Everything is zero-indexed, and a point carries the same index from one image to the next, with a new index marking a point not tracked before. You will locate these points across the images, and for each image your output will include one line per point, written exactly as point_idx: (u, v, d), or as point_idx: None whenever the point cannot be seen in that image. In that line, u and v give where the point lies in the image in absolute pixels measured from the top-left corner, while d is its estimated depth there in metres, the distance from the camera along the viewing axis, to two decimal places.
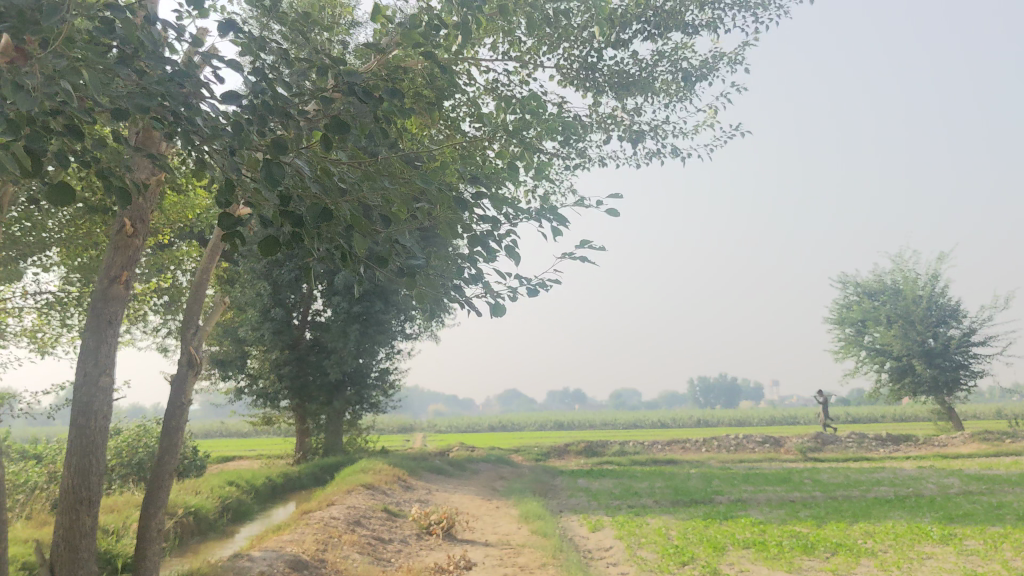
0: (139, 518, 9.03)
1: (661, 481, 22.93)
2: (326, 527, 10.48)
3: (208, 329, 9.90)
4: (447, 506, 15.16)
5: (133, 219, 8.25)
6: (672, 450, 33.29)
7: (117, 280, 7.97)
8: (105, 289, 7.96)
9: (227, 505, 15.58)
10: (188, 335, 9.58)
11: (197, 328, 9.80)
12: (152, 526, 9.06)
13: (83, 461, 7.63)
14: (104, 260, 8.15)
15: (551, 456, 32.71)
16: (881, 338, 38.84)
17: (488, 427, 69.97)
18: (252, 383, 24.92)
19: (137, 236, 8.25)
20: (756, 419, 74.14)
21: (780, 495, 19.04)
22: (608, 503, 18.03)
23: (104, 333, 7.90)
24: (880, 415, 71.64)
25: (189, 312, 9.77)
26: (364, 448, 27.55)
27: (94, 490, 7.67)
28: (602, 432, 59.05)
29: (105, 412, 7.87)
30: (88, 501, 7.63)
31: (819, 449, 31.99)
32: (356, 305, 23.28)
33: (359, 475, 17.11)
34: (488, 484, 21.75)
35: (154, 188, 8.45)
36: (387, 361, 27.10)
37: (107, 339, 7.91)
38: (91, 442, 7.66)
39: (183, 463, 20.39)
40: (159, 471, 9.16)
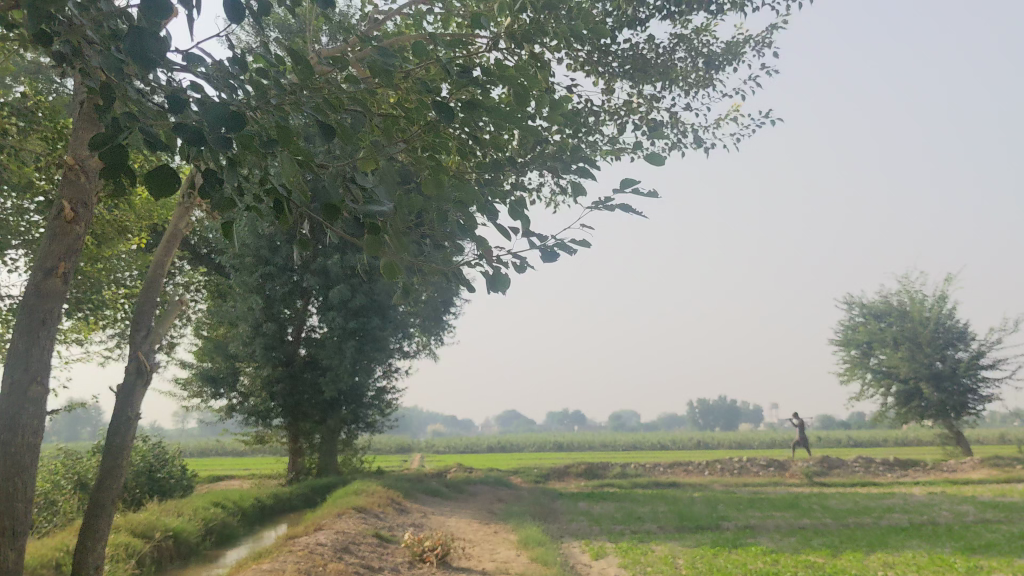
0: (74, 552, 8.13)
1: (664, 506, 22.21)
2: (311, 554, 9.78)
3: (161, 335, 9.21)
4: (442, 531, 14.45)
5: (73, 203, 7.06)
6: (675, 473, 32.52)
7: (53, 271, 6.84)
8: (39, 282, 6.81)
9: (211, 527, 14.87)
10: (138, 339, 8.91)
11: (147, 333, 9.11)
12: (89, 562, 8.16)
13: (5, 484, 6.23)
14: (38, 251, 6.99)
15: (551, 479, 31.97)
16: (888, 361, 38.11)
17: (487, 449, 69.26)
18: (244, 400, 24.26)
19: (78, 221, 7.08)
20: (758, 442, 73.36)
21: (789, 522, 18.29)
22: (610, 528, 17.33)
23: (36, 334, 6.73)
24: (883, 438, 70.59)
25: (138, 314, 9.08)
26: (359, 468, 26.84)
27: (18, 518, 6.23)
28: (602, 454, 58.24)
29: (36, 426, 6.55)
30: (10, 531, 6.14)
31: (826, 473, 31.22)
32: (351, 321, 22.48)
33: (351, 497, 16.44)
34: (485, 506, 21.01)
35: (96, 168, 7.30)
36: (384, 379, 26.42)
37: (41, 341, 6.74)
38: (17, 462, 6.30)
39: (168, 482, 19.66)
40: (102, 496, 8.42)
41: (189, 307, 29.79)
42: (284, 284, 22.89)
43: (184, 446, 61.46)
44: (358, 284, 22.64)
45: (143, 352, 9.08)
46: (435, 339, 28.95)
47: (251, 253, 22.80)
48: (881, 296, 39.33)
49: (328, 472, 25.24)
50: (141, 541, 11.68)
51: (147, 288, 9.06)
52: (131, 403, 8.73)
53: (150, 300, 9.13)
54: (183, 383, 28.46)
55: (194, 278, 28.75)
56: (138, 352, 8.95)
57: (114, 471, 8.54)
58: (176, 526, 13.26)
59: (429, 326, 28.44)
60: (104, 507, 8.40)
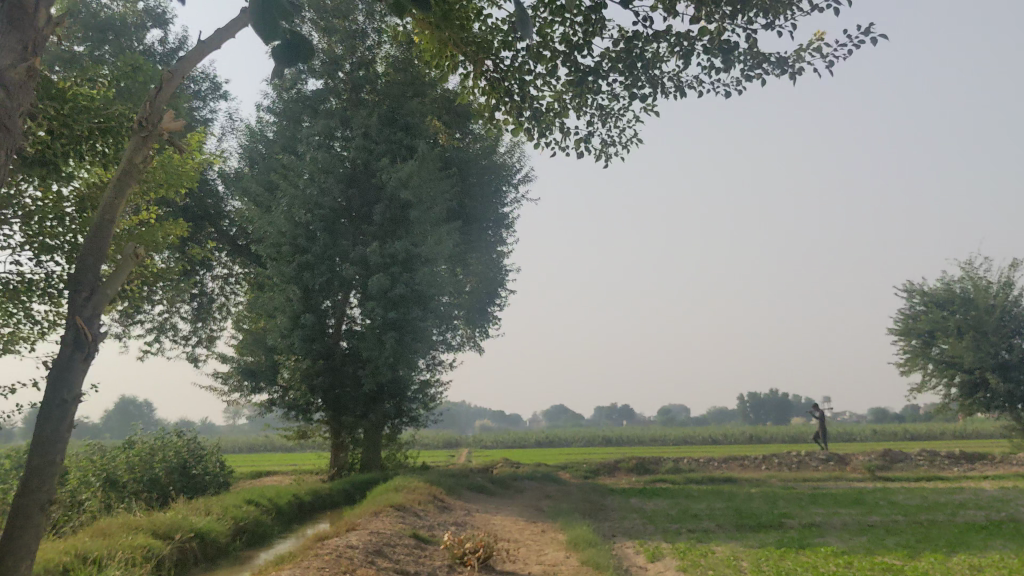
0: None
1: (721, 503, 21.11)
2: (338, 559, 8.90)
3: (111, 297, 8.74)
4: (486, 531, 13.57)
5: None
6: (729, 468, 31.35)
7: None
8: None
9: (242, 527, 14.12)
10: (80, 300, 8.55)
11: (95, 296, 8.69)
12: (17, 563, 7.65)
13: None
14: None
15: (600, 474, 30.98)
16: (951, 350, 36.52)
17: (535, 443, 68.54)
18: (284, 394, 23.57)
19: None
20: (810, 437, 71.84)
21: (857, 519, 17.12)
22: (666, 527, 16.33)
23: None
24: (941, 430, 68.75)
25: (84, 271, 8.71)
26: (404, 464, 26.05)
27: None
28: (653, 448, 57.16)
29: None
30: None
31: (888, 467, 29.88)
32: (392, 311, 21.40)
33: (390, 494, 15.60)
34: (533, 504, 20.06)
35: (24, 84, 7.11)
36: (428, 371, 25.53)
37: None
38: None
39: (203, 478, 18.99)
40: (27, 504, 7.85)
41: (229, 299, 29.27)
42: (322, 273, 21.80)
43: (229, 442, 61.50)
44: (398, 272, 21.56)
45: (83, 318, 8.55)
46: (480, 330, 28.04)
47: (287, 242, 21.92)
48: (942, 282, 37.69)
49: (370, 468, 24.51)
50: (161, 543, 10.98)
51: (97, 232, 8.80)
52: (67, 386, 8.10)
53: (93, 250, 8.78)
54: (223, 377, 27.93)
55: (233, 270, 28.20)
56: (75, 319, 8.40)
57: (43, 469, 7.95)
58: (202, 526, 12.57)
59: (473, 317, 27.52)
60: (31, 506, 7.83)
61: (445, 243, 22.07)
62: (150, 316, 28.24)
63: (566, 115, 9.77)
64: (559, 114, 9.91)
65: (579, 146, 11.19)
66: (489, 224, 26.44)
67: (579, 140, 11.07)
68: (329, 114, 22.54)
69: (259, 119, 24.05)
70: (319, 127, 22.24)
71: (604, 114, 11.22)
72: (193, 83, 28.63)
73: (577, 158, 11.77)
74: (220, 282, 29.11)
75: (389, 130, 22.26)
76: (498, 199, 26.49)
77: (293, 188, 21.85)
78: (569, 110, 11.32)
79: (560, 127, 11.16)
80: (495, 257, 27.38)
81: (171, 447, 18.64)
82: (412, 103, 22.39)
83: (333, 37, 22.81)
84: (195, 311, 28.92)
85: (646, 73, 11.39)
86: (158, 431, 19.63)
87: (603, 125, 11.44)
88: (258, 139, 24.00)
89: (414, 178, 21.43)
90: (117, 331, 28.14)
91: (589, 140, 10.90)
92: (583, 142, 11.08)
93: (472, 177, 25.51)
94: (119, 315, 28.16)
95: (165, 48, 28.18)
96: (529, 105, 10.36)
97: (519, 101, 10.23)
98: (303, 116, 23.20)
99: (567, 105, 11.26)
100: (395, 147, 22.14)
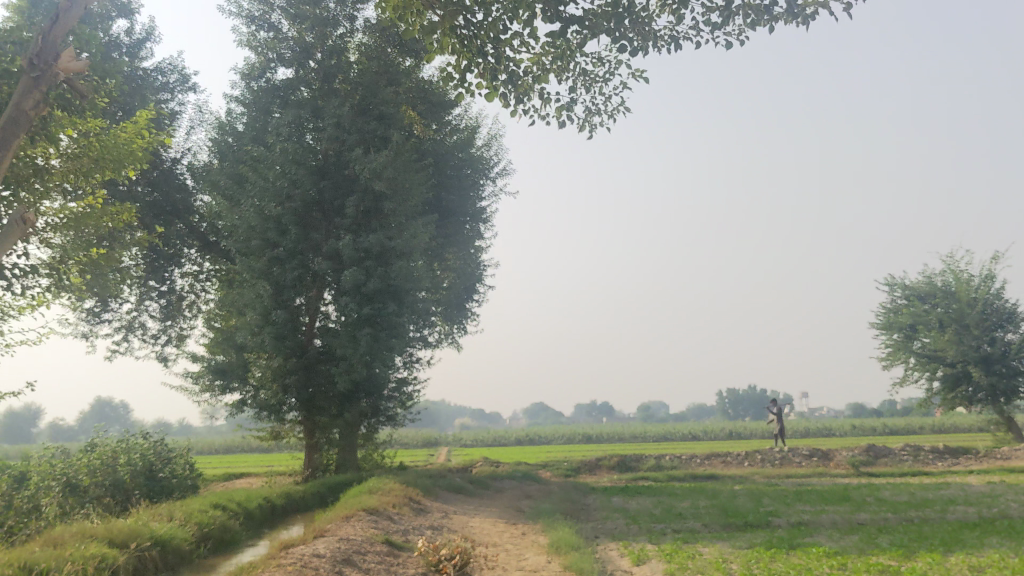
0: None
1: (705, 501, 20.59)
2: (301, 569, 8.29)
3: None
4: (463, 534, 12.99)
5: None
6: (712, 464, 30.86)
7: None
8: None
9: (207, 533, 13.49)
10: None
11: None
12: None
13: None
14: None
15: (581, 472, 30.42)
16: (934, 344, 36.12)
17: (515, 441, 67.93)
18: (256, 394, 22.92)
19: None
20: (790, 432, 71.54)
21: (847, 517, 16.62)
22: (650, 528, 15.78)
23: None
24: (919, 425, 68.62)
25: None
26: (381, 464, 25.41)
27: None
28: (634, 445, 56.69)
29: None
30: None
31: (872, 462, 29.43)
32: (366, 307, 20.73)
33: (363, 496, 14.97)
34: (513, 504, 19.49)
35: None
36: (405, 369, 24.90)
37: None
38: None
39: (169, 480, 18.34)
40: None
41: (199, 297, 28.57)
42: (293, 268, 21.13)
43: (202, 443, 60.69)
44: (372, 266, 20.90)
45: None
46: (459, 327, 27.46)
47: (256, 235, 21.24)
48: (924, 275, 37.33)
49: (347, 469, 23.85)
50: (116, 552, 10.36)
51: None
52: None
53: None
54: (194, 377, 27.22)
55: (203, 267, 27.52)
56: None
57: None
58: (163, 532, 12.02)
59: (451, 314, 26.92)
60: None
61: (421, 237, 21.43)
62: (118, 314, 27.52)
63: (545, 79, 9.21)
64: (540, 77, 9.38)
65: (561, 113, 10.63)
66: (467, 219, 25.80)
67: (561, 107, 10.53)
68: (300, 105, 21.82)
69: (228, 111, 23.32)
70: (289, 117, 21.51)
71: (589, 76, 10.71)
72: (160, 74, 27.88)
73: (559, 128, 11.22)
74: (190, 278, 28.42)
75: (362, 119, 21.59)
76: (476, 193, 25.88)
77: (263, 179, 21.11)
78: (552, 74, 10.81)
79: (540, 92, 10.61)
80: (472, 253, 26.78)
81: (134, 451, 17.99)
82: (386, 92, 21.74)
83: (303, 24, 22.22)
84: (165, 309, 28.21)
85: (635, 28, 11.05)
86: (122, 432, 18.94)
87: (587, 91, 10.90)
88: (227, 131, 23.24)
89: (387, 169, 20.82)
90: (84, 331, 27.38)
91: (571, 109, 10.34)
92: (565, 108, 10.55)
93: (449, 170, 24.90)
94: (86, 314, 27.42)
95: (132, 39, 27.42)
96: (507, 66, 9.82)
97: (497, 64, 9.67)
98: (274, 107, 22.53)
99: (550, 69, 10.77)
100: (368, 137, 21.48)
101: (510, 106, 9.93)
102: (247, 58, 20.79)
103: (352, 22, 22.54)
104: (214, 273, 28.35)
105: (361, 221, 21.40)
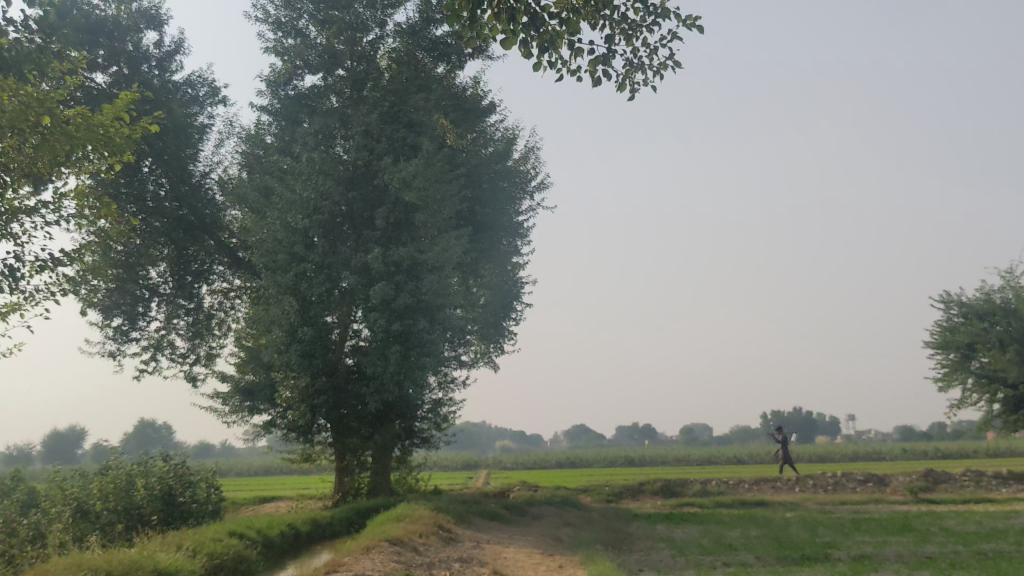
0: None
1: (756, 530, 19.33)
2: None
3: None
4: (494, 567, 11.95)
5: None
6: (761, 490, 29.50)
7: None
8: None
9: (220, 563, 12.57)
10: None
11: None
12: None
13: None
14: None
15: (623, 497, 29.21)
16: (993, 363, 34.41)
17: (555, 464, 66.57)
18: (284, 414, 22.06)
19: None
20: (839, 455, 69.43)
21: (914, 549, 15.33)
22: (697, 561, 14.59)
23: None
24: (974, 448, 66.29)
25: None
26: (415, 488, 24.38)
27: None
28: (675, 469, 55.07)
29: None
30: None
31: (932, 488, 27.88)
32: (396, 323, 19.74)
33: (388, 525, 13.93)
34: (551, 532, 18.37)
35: None
36: (439, 390, 23.89)
37: None
38: None
39: (189, 505, 17.37)
40: None
41: (229, 314, 27.83)
42: (320, 283, 20.20)
43: (229, 465, 60.03)
44: (402, 281, 19.91)
45: None
46: (495, 346, 26.43)
47: (282, 249, 20.35)
48: (982, 292, 35.76)
49: (378, 494, 22.80)
50: None
51: None
52: None
53: None
54: (223, 398, 26.45)
55: (233, 284, 26.77)
56: None
57: None
58: (170, 563, 11.17)
59: (486, 331, 25.95)
60: None
61: (453, 250, 20.40)
62: (147, 333, 26.85)
63: (572, 26, 8.21)
64: (568, 20, 8.39)
65: (595, 68, 9.64)
66: (502, 234, 24.79)
67: (594, 60, 9.48)
68: (327, 113, 21.00)
69: (256, 122, 22.47)
70: (316, 127, 20.76)
71: (626, 22, 9.66)
72: (191, 87, 27.13)
73: (595, 86, 10.18)
74: (220, 296, 27.71)
75: (391, 127, 20.73)
76: (512, 207, 24.89)
77: (290, 190, 20.24)
78: (586, 22, 9.81)
79: (573, 42, 9.62)
80: (509, 269, 25.75)
81: (151, 475, 17.09)
82: (416, 98, 20.92)
83: (331, 29, 21.44)
84: (193, 327, 27.49)
85: None
86: (140, 455, 18.00)
87: (626, 40, 9.87)
88: (255, 143, 22.41)
89: (418, 178, 19.88)
90: (112, 350, 26.75)
91: (606, 62, 9.32)
92: (600, 60, 9.54)
93: (483, 183, 24.00)
94: (114, 332, 26.79)
95: (163, 53, 26.76)
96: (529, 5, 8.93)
97: (518, 2, 8.72)
98: (302, 117, 21.66)
99: (583, 16, 9.77)
100: (398, 146, 20.58)
101: (535, 55, 8.96)
102: (274, 65, 19.90)
103: (383, 28, 21.74)
104: (244, 292, 27.61)
105: (390, 234, 20.48)
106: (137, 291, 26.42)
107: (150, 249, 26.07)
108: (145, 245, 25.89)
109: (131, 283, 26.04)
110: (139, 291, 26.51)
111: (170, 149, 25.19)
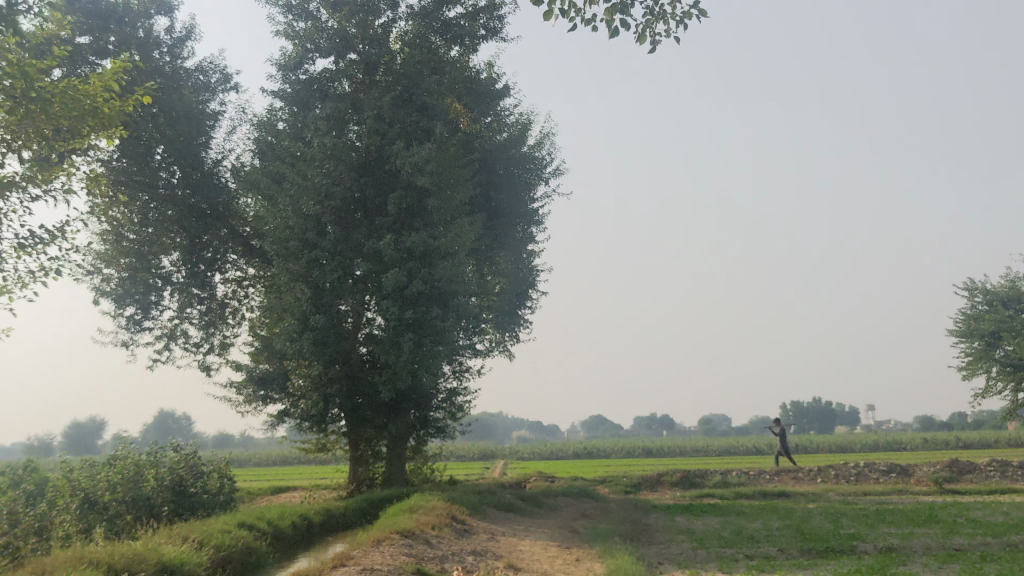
0: None
1: (779, 521, 18.91)
2: None
3: None
4: (509, 561, 11.60)
5: None
6: (783, 481, 29.06)
7: None
8: None
9: (228, 556, 12.27)
10: None
11: None
12: None
13: None
14: None
15: (642, 488, 28.83)
16: (1019, 352, 33.80)
17: (573, 455, 66.22)
18: (297, 404, 21.76)
19: None
20: (859, 446, 68.80)
21: (942, 542, 14.88)
22: (718, 553, 14.21)
23: None
24: (996, 439, 65.53)
25: None
26: (431, 479, 24.05)
27: None
28: (692, 460, 54.63)
29: None
30: None
31: (957, 479, 27.36)
32: (409, 311, 19.39)
33: (400, 516, 13.61)
34: (568, 524, 18.00)
35: None
36: (454, 380, 23.53)
37: None
38: None
39: (199, 495, 17.08)
40: None
41: (241, 304, 27.55)
42: (333, 270, 19.83)
43: (242, 457, 60.00)
44: (416, 268, 19.55)
45: None
46: (510, 335, 26.06)
47: (294, 236, 20.01)
48: (1007, 280, 35.16)
49: (393, 484, 22.46)
50: None
51: None
52: None
53: None
54: (237, 388, 26.18)
55: (245, 273, 26.43)
56: None
57: None
58: (175, 555, 10.88)
59: (502, 320, 25.58)
60: None
61: (466, 235, 20.00)
62: (160, 322, 26.58)
63: None
64: None
65: (611, 17, 9.25)
66: (518, 221, 24.36)
67: (610, 10, 9.10)
68: (338, 98, 20.64)
69: (269, 108, 22.10)
70: (328, 111, 20.36)
71: None
72: (202, 74, 26.71)
73: (612, 35, 9.81)
74: (233, 285, 27.44)
75: (402, 111, 20.36)
76: (527, 193, 24.47)
77: (301, 176, 19.92)
78: None
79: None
80: (524, 257, 25.35)
81: (159, 466, 16.83)
82: (429, 81, 20.56)
83: (342, 12, 21.07)
84: (206, 316, 27.22)
85: None
86: (149, 445, 17.72)
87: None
88: (267, 129, 22.06)
89: (431, 163, 19.52)
90: (126, 339, 26.53)
91: (622, 9, 8.94)
92: (617, 8, 9.14)
93: (498, 168, 23.61)
94: (127, 321, 26.55)
95: (173, 38, 26.42)
96: None
97: None
98: (313, 102, 21.22)
99: None
100: (410, 130, 20.21)
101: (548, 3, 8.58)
102: (284, 49, 19.52)
103: (394, 10, 21.37)
104: (257, 281, 27.26)
105: (403, 220, 20.10)
106: (150, 279, 26.15)
107: (162, 237, 25.76)
108: (157, 234, 25.61)
109: (143, 272, 25.79)
110: (151, 280, 26.24)
111: (181, 137, 24.82)
